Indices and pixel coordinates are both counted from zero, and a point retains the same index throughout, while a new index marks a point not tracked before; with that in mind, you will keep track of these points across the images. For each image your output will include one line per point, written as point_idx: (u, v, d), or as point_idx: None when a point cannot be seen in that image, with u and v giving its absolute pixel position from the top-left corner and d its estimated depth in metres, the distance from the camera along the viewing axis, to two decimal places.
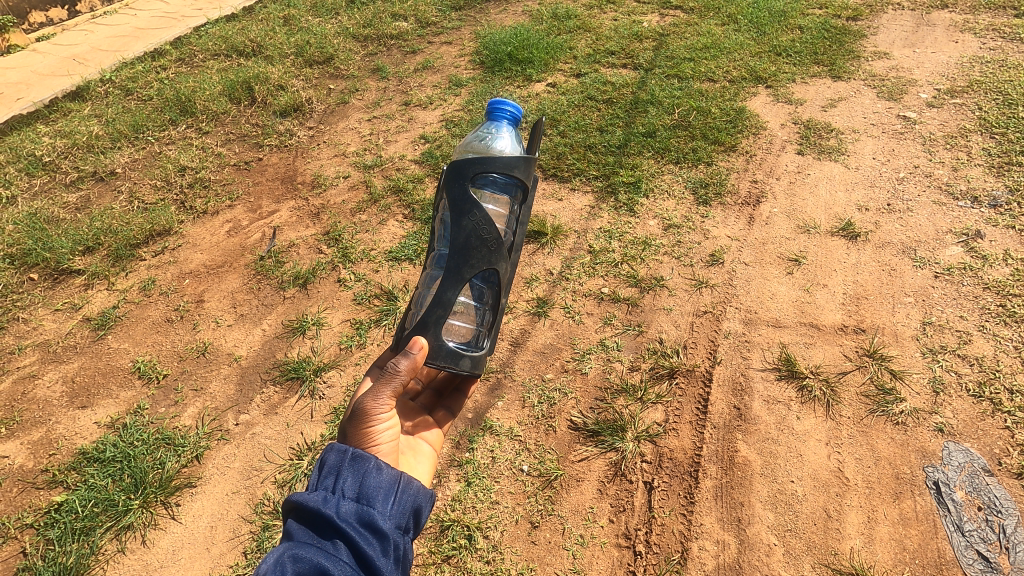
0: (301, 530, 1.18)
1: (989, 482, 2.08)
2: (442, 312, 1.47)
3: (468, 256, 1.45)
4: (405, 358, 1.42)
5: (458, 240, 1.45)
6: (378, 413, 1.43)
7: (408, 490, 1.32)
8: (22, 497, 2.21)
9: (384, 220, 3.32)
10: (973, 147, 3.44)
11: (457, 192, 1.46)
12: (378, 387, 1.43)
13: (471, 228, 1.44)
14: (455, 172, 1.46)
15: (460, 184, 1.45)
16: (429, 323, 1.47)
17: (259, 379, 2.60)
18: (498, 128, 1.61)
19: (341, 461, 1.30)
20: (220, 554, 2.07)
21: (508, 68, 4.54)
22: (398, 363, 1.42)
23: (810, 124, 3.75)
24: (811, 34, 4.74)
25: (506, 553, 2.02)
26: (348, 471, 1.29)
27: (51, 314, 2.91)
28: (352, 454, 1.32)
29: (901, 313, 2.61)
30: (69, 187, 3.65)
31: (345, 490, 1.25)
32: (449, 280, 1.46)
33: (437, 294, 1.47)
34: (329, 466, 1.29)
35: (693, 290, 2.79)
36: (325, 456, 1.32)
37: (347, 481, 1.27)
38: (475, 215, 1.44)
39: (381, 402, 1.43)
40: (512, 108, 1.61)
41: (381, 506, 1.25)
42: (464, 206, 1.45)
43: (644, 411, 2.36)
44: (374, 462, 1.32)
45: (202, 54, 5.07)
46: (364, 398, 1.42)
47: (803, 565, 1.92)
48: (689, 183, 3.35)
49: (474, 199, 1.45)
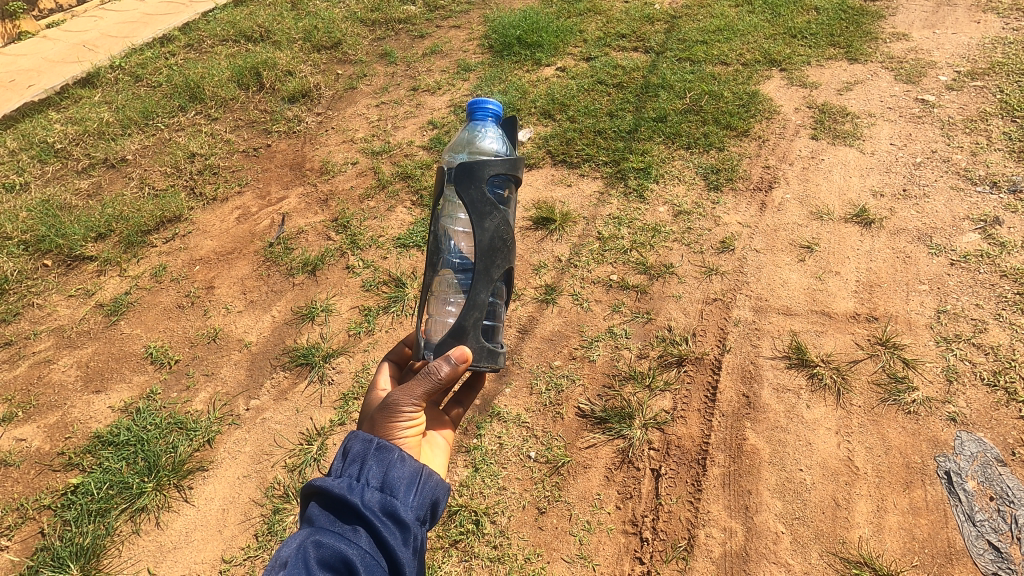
0: (325, 516, 1.18)
1: (1002, 472, 2.06)
2: (479, 315, 1.45)
3: (494, 257, 1.44)
4: (447, 364, 1.37)
5: (481, 243, 1.42)
6: (403, 409, 1.39)
7: (427, 482, 1.32)
8: (40, 478, 2.26)
9: (392, 207, 3.31)
10: (994, 131, 3.35)
11: (473, 195, 1.42)
12: (408, 386, 1.38)
13: (494, 229, 1.43)
14: (466, 171, 1.41)
15: (473, 186, 1.41)
16: (468, 328, 1.44)
17: (269, 365, 2.62)
18: (485, 126, 1.59)
19: (366, 450, 1.30)
20: (232, 537, 2.11)
21: (517, 52, 4.49)
22: (439, 368, 1.36)
23: (825, 108, 3.67)
24: (828, 15, 4.61)
25: (513, 538, 2.04)
26: (372, 461, 1.28)
27: (65, 300, 2.94)
28: (376, 444, 1.31)
29: (915, 302, 2.57)
30: (81, 174, 3.67)
31: (370, 479, 1.25)
32: (480, 284, 1.44)
33: (470, 297, 1.44)
34: (354, 455, 1.29)
35: (703, 278, 2.76)
36: (348, 444, 1.32)
37: (371, 471, 1.26)
38: (496, 217, 1.44)
39: (412, 400, 1.39)
40: (494, 106, 1.59)
41: (403, 497, 1.25)
42: (484, 208, 1.42)
43: (652, 398, 2.36)
44: (397, 453, 1.31)
45: (211, 39, 5.05)
46: (396, 395, 1.39)
47: (811, 553, 1.92)
48: (700, 169, 3.30)
49: (493, 201, 1.43)
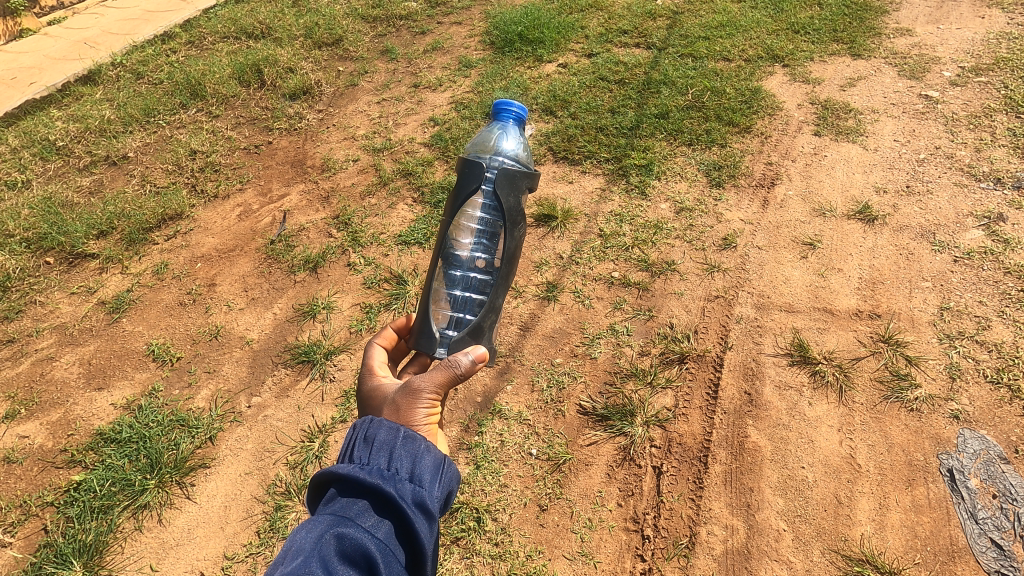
0: (348, 505, 1.05)
1: (1005, 470, 2.05)
2: (495, 317, 1.49)
3: (514, 265, 1.50)
4: (467, 358, 1.30)
5: (508, 250, 1.46)
6: (425, 396, 1.26)
7: (451, 476, 1.20)
8: (43, 475, 2.27)
9: (394, 203, 3.31)
10: (998, 127, 3.34)
11: (509, 203, 1.44)
12: (434, 371, 1.27)
13: (520, 239, 1.48)
14: (507, 179, 1.43)
15: (512, 194, 1.44)
16: (485, 329, 1.47)
17: (271, 362, 2.63)
18: (506, 129, 1.57)
19: (392, 439, 1.16)
20: (234, 533, 2.11)
21: (518, 48, 4.47)
22: (462, 359, 1.29)
23: (828, 104, 3.65)
24: (832, 10, 4.59)
25: (515, 536, 2.04)
26: (400, 450, 1.15)
27: (68, 298, 2.94)
28: (404, 433, 1.18)
29: (918, 299, 2.56)
30: (83, 171, 3.67)
31: (400, 470, 1.11)
32: (501, 289, 1.48)
33: (490, 300, 1.46)
34: (379, 442, 1.15)
35: (705, 275, 2.75)
36: (372, 430, 1.17)
37: (399, 460, 1.13)
38: (523, 228, 1.49)
39: (433, 389, 1.26)
40: (519, 110, 1.59)
41: (431, 489, 1.13)
42: (517, 217, 1.46)
43: (654, 396, 2.35)
44: (424, 444, 1.18)
45: (212, 36, 5.03)
46: (418, 381, 1.26)
47: (813, 551, 1.91)
48: (702, 166, 3.29)
49: (524, 212, 1.48)
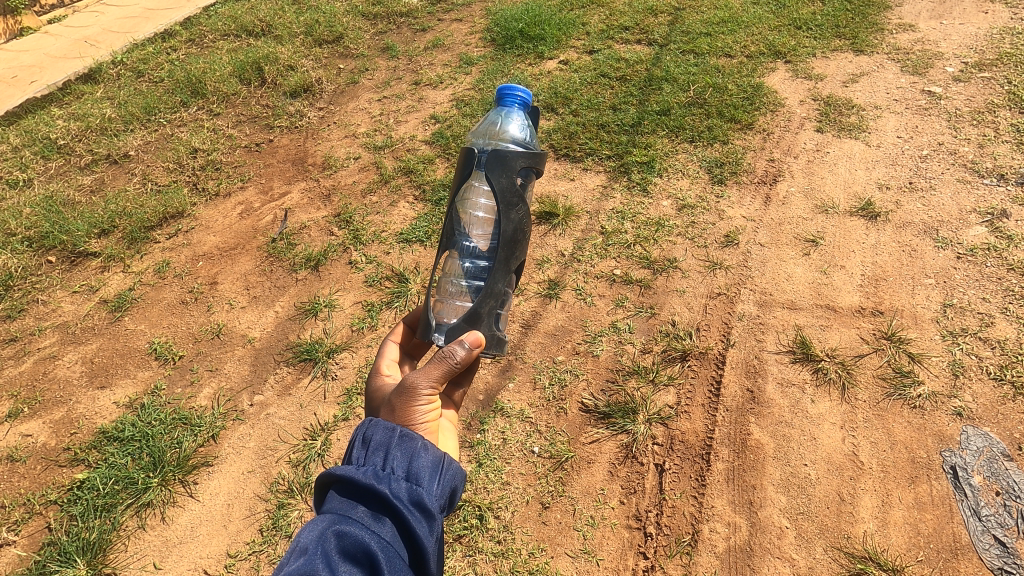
0: (347, 504, 1.05)
1: (1008, 467, 2.05)
2: (494, 303, 1.42)
3: (515, 248, 1.43)
4: (462, 347, 1.28)
5: (504, 233, 1.41)
6: (422, 392, 1.25)
7: (452, 473, 1.20)
8: (46, 473, 2.27)
9: (395, 202, 3.30)
10: (1002, 122, 3.32)
11: (502, 183, 1.40)
12: (428, 366, 1.25)
13: (518, 221, 1.41)
14: (498, 160, 1.39)
15: (504, 174, 1.39)
16: (482, 315, 1.41)
17: (272, 361, 2.63)
18: (508, 114, 1.55)
19: (388, 439, 1.16)
20: (237, 531, 2.12)
21: (518, 45, 4.46)
22: (455, 349, 1.27)
23: (830, 100, 3.64)
24: (834, 6, 4.57)
25: (517, 533, 2.05)
26: (396, 449, 1.15)
27: (70, 297, 2.94)
28: (400, 432, 1.18)
29: (921, 296, 2.55)
30: (84, 170, 3.67)
31: (396, 468, 1.11)
32: (499, 273, 1.42)
33: (488, 285, 1.41)
34: (375, 443, 1.15)
35: (707, 272, 2.74)
36: (370, 431, 1.18)
37: (395, 460, 1.13)
38: (522, 209, 1.42)
39: (430, 383, 1.25)
40: (522, 94, 1.56)
41: (428, 486, 1.13)
42: (512, 198, 1.40)
43: (656, 393, 2.35)
44: (421, 442, 1.17)
45: (212, 34, 5.02)
46: (414, 376, 1.25)
47: (815, 548, 1.91)
48: (704, 163, 3.28)
49: (519, 192, 1.42)
